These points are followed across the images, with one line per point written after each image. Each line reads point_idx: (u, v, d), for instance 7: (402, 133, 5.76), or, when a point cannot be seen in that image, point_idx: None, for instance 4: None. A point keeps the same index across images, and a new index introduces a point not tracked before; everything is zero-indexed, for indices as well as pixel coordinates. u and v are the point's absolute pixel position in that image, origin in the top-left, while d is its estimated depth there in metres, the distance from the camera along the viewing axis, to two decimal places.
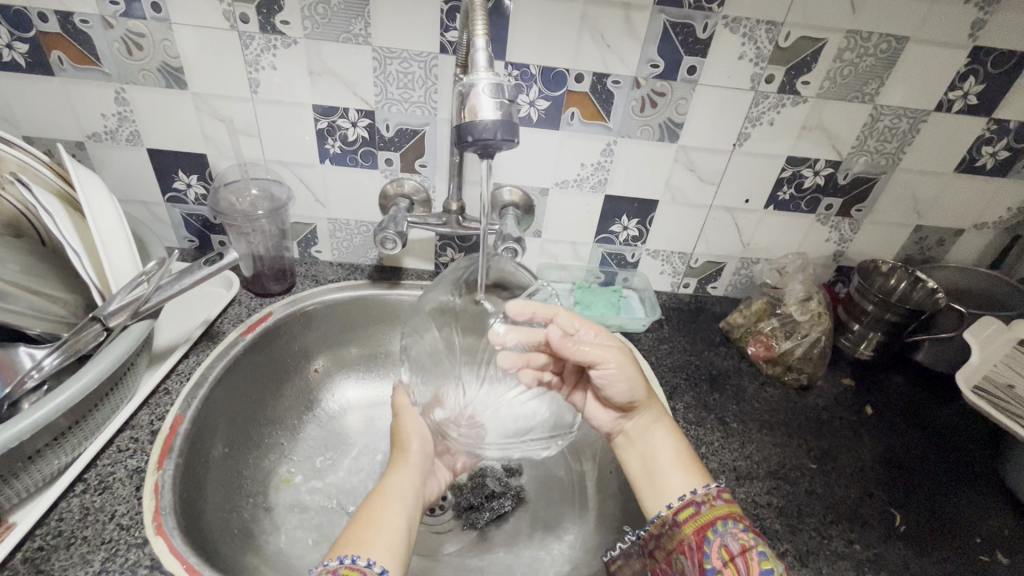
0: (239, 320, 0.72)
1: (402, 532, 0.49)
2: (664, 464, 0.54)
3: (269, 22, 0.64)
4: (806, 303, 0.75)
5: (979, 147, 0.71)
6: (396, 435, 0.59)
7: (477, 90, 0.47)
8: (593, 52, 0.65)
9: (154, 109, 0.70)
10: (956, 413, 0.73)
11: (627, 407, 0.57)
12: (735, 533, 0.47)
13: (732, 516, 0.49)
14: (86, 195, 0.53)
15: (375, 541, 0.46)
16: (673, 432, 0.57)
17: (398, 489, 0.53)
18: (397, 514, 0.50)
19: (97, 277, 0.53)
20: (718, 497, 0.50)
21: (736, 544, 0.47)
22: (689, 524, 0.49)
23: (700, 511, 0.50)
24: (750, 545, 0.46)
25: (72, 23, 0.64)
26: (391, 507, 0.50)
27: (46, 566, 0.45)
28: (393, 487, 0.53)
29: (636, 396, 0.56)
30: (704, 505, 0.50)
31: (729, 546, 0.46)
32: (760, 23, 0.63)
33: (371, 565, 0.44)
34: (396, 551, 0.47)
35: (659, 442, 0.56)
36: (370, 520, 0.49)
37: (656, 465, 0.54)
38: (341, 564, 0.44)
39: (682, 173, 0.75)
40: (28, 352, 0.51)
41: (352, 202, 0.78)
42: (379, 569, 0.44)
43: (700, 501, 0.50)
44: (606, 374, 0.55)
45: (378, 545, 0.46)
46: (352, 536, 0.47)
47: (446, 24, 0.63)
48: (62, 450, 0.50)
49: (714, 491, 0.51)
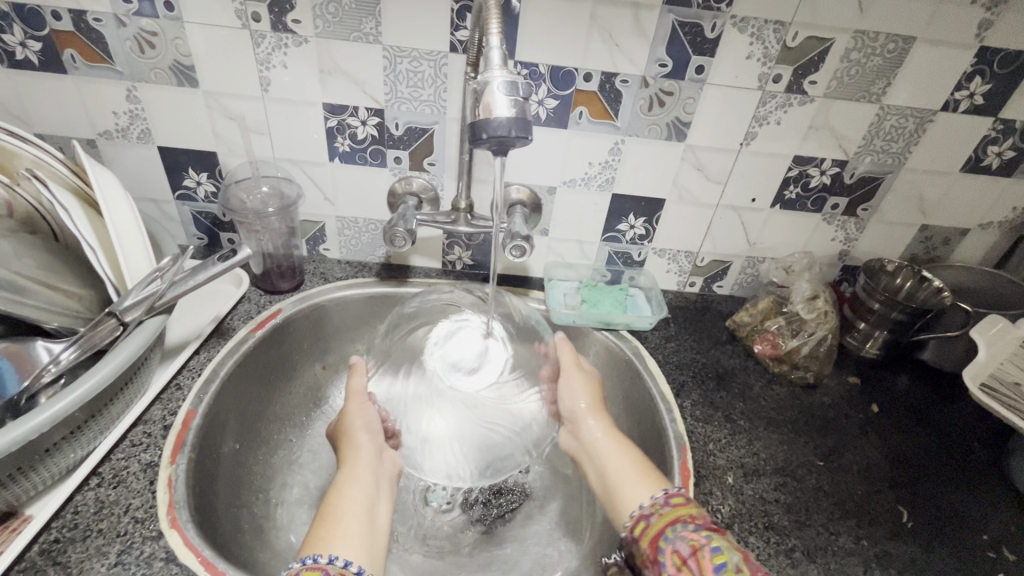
0: (248, 317, 0.73)
1: (366, 523, 0.50)
2: (620, 477, 0.56)
3: (281, 21, 0.64)
4: (813, 301, 0.75)
5: (985, 147, 0.72)
6: (340, 425, 0.60)
7: (492, 87, 0.48)
8: (602, 51, 0.66)
9: (165, 107, 0.70)
10: (961, 411, 0.73)
11: (573, 419, 0.62)
12: (684, 534, 0.45)
13: (682, 519, 0.47)
14: (103, 192, 0.54)
15: (336, 528, 0.48)
16: (621, 445, 0.59)
17: (353, 475, 0.54)
18: (357, 500, 0.51)
19: (113, 273, 0.54)
20: (665, 505, 0.50)
21: (686, 546, 0.45)
22: (644, 539, 0.48)
23: (650, 523, 0.49)
24: (701, 544, 0.44)
25: (84, 21, 0.64)
26: (347, 495, 0.52)
27: (62, 558, 0.45)
28: (348, 475, 0.54)
29: (583, 407, 0.62)
30: (654, 515, 0.49)
31: (678, 549, 0.45)
32: (768, 23, 0.64)
33: (332, 562, 0.43)
34: (362, 534, 0.48)
35: (612, 455, 0.58)
36: (329, 510, 0.50)
37: (611, 479, 0.56)
38: (303, 566, 0.42)
39: (689, 172, 0.76)
40: (45, 347, 0.52)
41: (361, 200, 0.79)
42: (342, 563, 0.43)
43: (649, 513, 0.50)
44: (563, 383, 0.64)
45: (343, 538, 0.47)
46: (317, 527, 0.48)
47: (456, 23, 0.64)
48: (78, 445, 0.50)
49: (663, 500, 0.50)
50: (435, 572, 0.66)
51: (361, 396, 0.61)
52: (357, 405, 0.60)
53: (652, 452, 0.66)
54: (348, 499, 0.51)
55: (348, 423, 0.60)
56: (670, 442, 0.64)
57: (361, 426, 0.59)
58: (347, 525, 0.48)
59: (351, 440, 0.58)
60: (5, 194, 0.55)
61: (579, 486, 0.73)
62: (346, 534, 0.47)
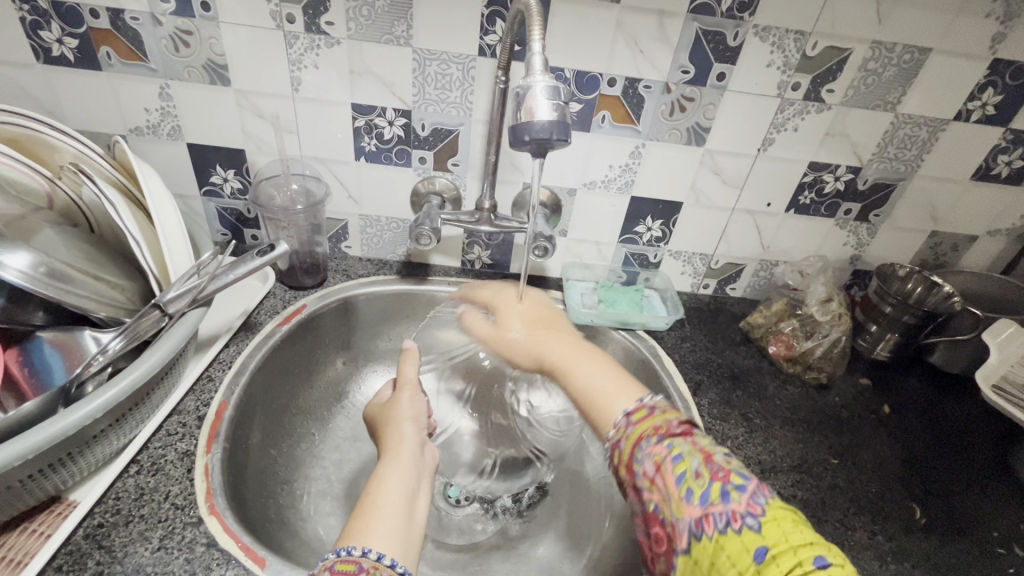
0: (275, 312, 0.74)
1: (404, 513, 0.47)
2: (596, 385, 0.50)
3: (315, 23, 0.66)
4: (828, 304, 0.77)
5: (995, 156, 0.74)
6: (387, 414, 0.59)
7: (534, 91, 0.49)
8: (627, 57, 0.67)
9: (196, 105, 0.72)
10: (970, 412, 0.75)
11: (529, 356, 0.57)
12: (649, 452, 0.42)
13: (646, 435, 0.43)
14: (149, 190, 0.56)
15: (373, 519, 0.46)
16: (581, 351, 0.54)
17: (399, 461, 0.52)
18: (395, 492, 0.48)
19: (158, 269, 0.56)
20: (627, 425, 0.45)
21: (652, 465, 0.41)
22: (618, 467, 0.44)
23: (620, 450, 0.44)
24: (665, 458, 0.41)
25: (122, 20, 0.65)
26: (389, 484, 0.49)
27: (107, 542, 0.47)
28: (394, 462, 0.52)
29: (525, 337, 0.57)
30: (621, 440, 0.44)
31: (646, 470, 0.41)
32: (789, 32, 0.66)
33: (366, 555, 0.42)
34: (401, 528, 0.46)
35: (579, 363, 0.52)
36: (370, 498, 0.48)
37: (586, 388, 0.50)
38: (337, 559, 0.41)
39: (707, 176, 0.77)
40: (93, 336, 0.52)
41: (384, 199, 0.80)
42: (375, 556, 0.42)
43: (616, 440, 0.45)
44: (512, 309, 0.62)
45: (382, 529, 0.45)
46: (353, 517, 0.47)
47: (486, 28, 0.66)
48: (120, 432, 0.51)
49: (624, 420, 0.45)
50: (457, 565, 0.67)
51: (414, 387, 0.61)
52: (409, 397, 0.59)
53: None
54: (390, 489, 0.49)
55: (394, 413, 0.58)
56: None
57: (412, 418, 0.58)
58: (385, 517, 0.46)
59: (396, 430, 0.56)
60: (46, 187, 0.57)
61: (595, 484, 0.74)
62: (382, 526, 0.45)
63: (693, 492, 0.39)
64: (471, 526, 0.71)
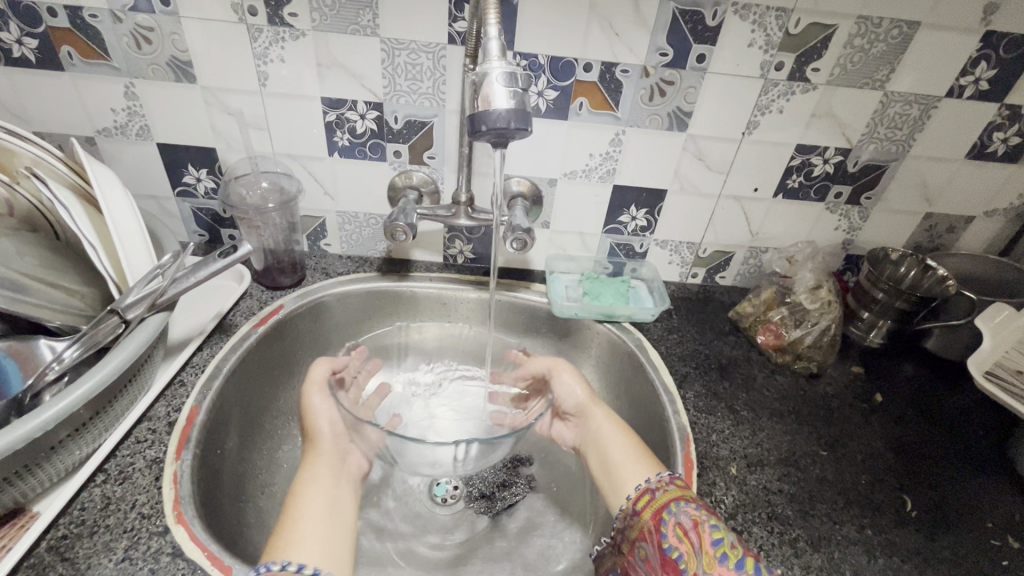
0: (250, 313, 0.73)
1: (325, 523, 0.51)
2: (621, 460, 0.58)
3: (278, 15, 0.63)
4: (817, 291, 0.75)
5: (991, 133, 0.71)
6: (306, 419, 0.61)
7: (490, 78, 0.48)
8: (602, 40, 0.65)
9: (164, 103, 0.70)
10: (966, 398, 0.73)
11: (580, 413, 0.66)
12: (688, 510, 0.49)
13: (686, 497, 0.50)
14: (102, 190, 0.55)
15: (293, 534, 0.48)
16: (619, 428, 0.62)
17: (311, 475, 0.55)
18: (314, 504, 0.52)
19: (114, 270, 0.55)
20: (670, 483, 0.52)
21: (689, 520, 0.48)
22: (646, 510, 0.51)
23: (655, 497, 0.51)
24: (703, 520, 0.47)
25: (81, 18, 0.63)
26: (308, 497, 0.53)
27: (70, 554, 0.46)
28: (306, 475, 0.55)
29: (581, 397, 0.66)
30: (659, 490, 0.52)
31: (682, 522, 0.48)
32: (770, 9, 0.63)
33: (287, 567, 0.43)
34: (322, 537, 0.48)
35: (614, 439, 0.61)
36: (289, 512, 0.51)
37: (612, 461, 0.59)
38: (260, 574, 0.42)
39: (691, 162, 0.75)
40: (48, 344, 0.55)
41: (360, 194, 0.79)
42: (296, 567, 0.43)
43: (654, 488, 0.52)
44: (556, 380, 0.69)
45: (303, 544, 0.47)
46: (277, 534, 0.48)
47: (454, 14, 0.63)
48: (83, 441, 0.50)
49: (668, 477, 0.53)
50: (440, 566, 0.65)
51: (323, 388, 0.63)
52: (319, 397, 0.62)
53: (657, 445, 0.66)
54: (310, 501, 0.52)
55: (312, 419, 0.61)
56: (673, 434, 0.64)
57: (326, 423, 0.60)
58: (304, 530, 0.49)
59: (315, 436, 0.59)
60: (4, 192, 0.56)
61: (582, 478, 0.73)
62: (302, 540, 0.47)
63: (728, 556, 0.44)
64: (455, 526, 0.70)
